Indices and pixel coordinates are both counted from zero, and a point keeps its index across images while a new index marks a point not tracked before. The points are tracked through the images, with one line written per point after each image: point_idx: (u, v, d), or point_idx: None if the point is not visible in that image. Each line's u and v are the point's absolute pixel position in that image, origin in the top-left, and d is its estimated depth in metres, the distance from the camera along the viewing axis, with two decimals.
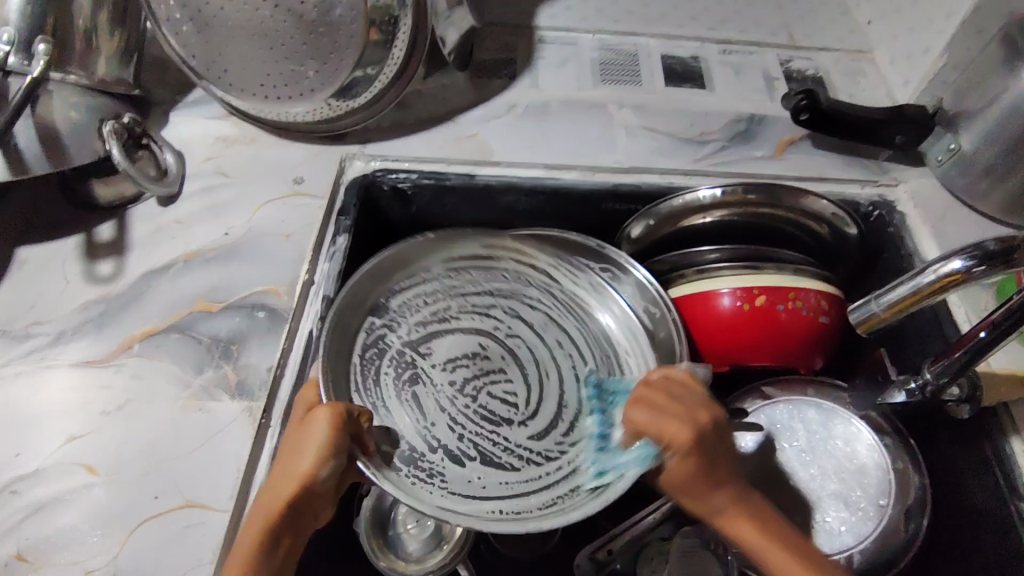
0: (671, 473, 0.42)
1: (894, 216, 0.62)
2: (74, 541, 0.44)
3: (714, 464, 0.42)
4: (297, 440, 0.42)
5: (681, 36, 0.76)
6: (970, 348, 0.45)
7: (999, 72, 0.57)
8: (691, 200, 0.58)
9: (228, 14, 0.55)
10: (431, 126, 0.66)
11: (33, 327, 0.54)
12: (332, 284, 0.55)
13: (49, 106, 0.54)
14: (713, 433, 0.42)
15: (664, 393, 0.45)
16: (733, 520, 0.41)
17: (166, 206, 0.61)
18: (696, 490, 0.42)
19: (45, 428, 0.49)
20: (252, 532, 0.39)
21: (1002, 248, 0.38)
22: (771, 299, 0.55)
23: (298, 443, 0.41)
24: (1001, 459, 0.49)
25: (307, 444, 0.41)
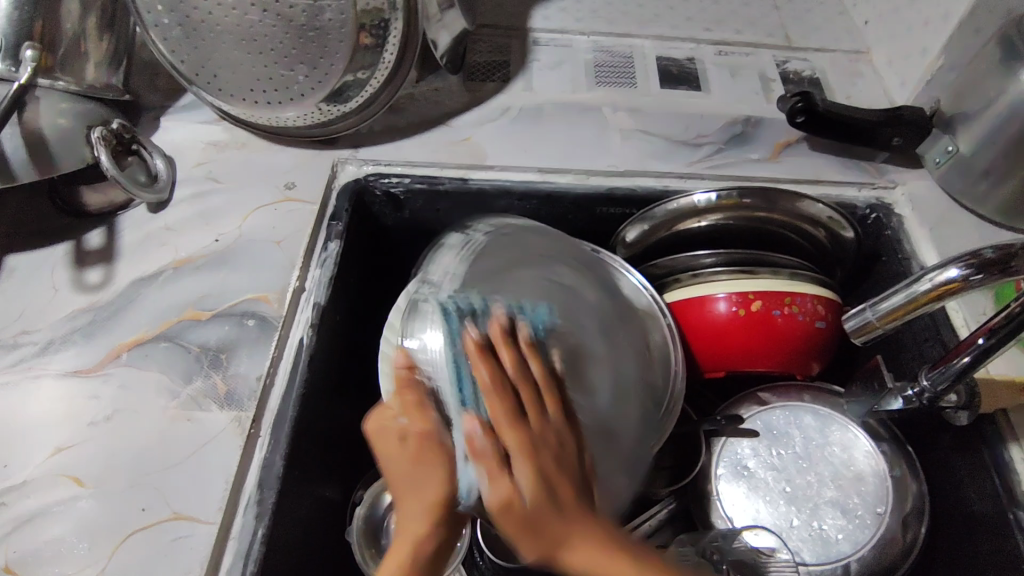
0: (524, 480, 0.38)
1: (891, 219, 0.61)
2: (61, 553, 0.43)
3: (548, 466, 0.39)
4: (405, 471, 0.40)
5: (677, 37, 0.76)
6: (968, 354, 0.44)
7: (997, 73, 0.56)
8: (686, 204, 0.57)
9: (215, 17, 0.54)
10: (424, 130, 0.66)
11: (20, 336, 0.53)
12: (322, 291, 0.54)
13: (37, 113, 0.54)
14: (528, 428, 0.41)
15: (504, 346, 0.44)
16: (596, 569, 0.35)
17: (156, 212, 0.60)
18: (547, 526, 0.36)
19: (33, 438, 0.48)
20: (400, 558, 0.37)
21: (999, 256, 0.37)
22: (767, 304, 0.55)
23: (412, 475, 0.40)
24: (1001, 466, 0.48)
25: (427, 475, 0.40)
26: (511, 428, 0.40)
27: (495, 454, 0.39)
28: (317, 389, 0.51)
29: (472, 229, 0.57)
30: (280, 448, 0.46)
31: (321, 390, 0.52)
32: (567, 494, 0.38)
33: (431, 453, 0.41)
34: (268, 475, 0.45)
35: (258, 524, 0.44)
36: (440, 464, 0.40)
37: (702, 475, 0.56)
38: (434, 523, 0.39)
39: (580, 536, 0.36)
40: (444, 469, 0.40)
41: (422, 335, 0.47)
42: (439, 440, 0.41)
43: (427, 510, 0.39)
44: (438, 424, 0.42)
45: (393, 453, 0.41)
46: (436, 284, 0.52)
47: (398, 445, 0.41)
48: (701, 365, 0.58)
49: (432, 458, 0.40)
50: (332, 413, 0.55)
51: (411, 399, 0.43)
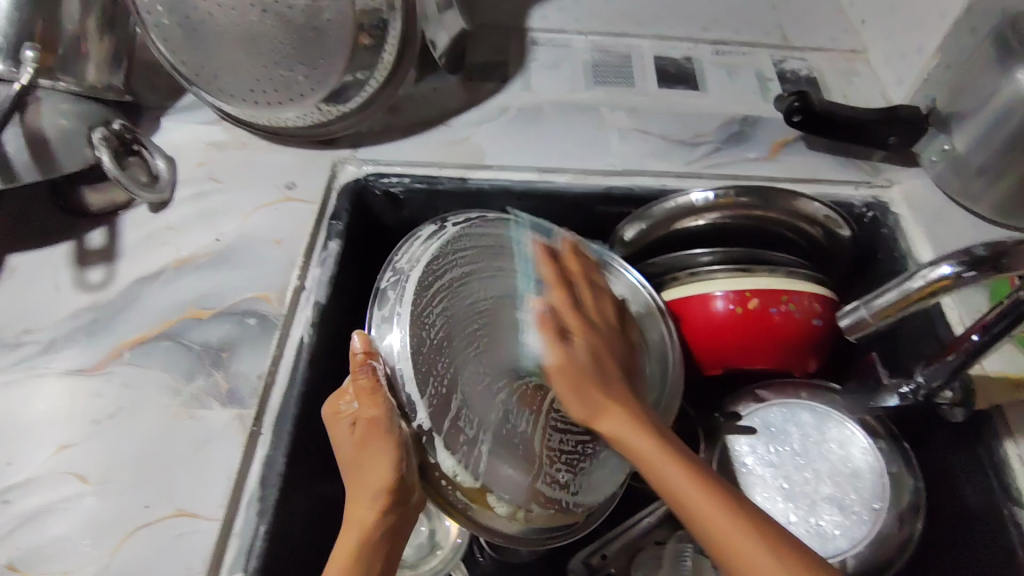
0: (574, 383, 0.44)
1: (888, 218, 0.62)
2: (64, 551, 0.44)
3: (604, 355, 0.46)
4: (356, 458, 0.40)
5: (675, 37, 0.76)
6: (963, 350, 0.45)
7: (992, 72, 0.56)
8: (683, 203, 0.57)
9: (214, 18, 0.54)
10: (423, 130, 0.66)
11: (23, 335, 0.54)
12: (323, 290, 0.55)
13: (38, 113, 0.54)
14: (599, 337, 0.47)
15: (572, 257, 0.50)
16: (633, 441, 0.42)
17: (157, 212, 0.60)
18: (607, 406, 0.43)
19: (36, 436, 0.48)
20: (356, 528, 0.40)
21: (990, 254, 0.38)
22: (763, 302, 0.55)
23: (359, 461, 0.40)
24: (995, 462, 0.48)
25: (373, 466, 0.39)
26: (578, 334, 0.45)
27: (580, 348, 0.45)
28: (317, 388, 0.52)
29: (448, 221, 0.51)
30: (281, 445, 0.47)
31: (321, 389, 0.53)
32: (616, 379, 0.45)
33: (375, 439, 0.39)
34: (270, 472, 0.46)
35: (260, 521, 0.44)
36: (382, 448, 0.39)
37: (700, 472, 0.57)
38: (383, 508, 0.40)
39: (614, 420, 0.43)
40: (384, 455, 0.39)
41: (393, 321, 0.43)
42: (387, 429, 0.39)
43: (375, 495, 0.39)
44: (385, 413, 0.39)
45: (344, 438, 0.41)
46: (403, 271, 0.46)
47: (348, 431, 0.41)
48: (699, 362, 0.59)
49: (375, 445, 0.39)
50: None
51: (365, 385, 0.40)
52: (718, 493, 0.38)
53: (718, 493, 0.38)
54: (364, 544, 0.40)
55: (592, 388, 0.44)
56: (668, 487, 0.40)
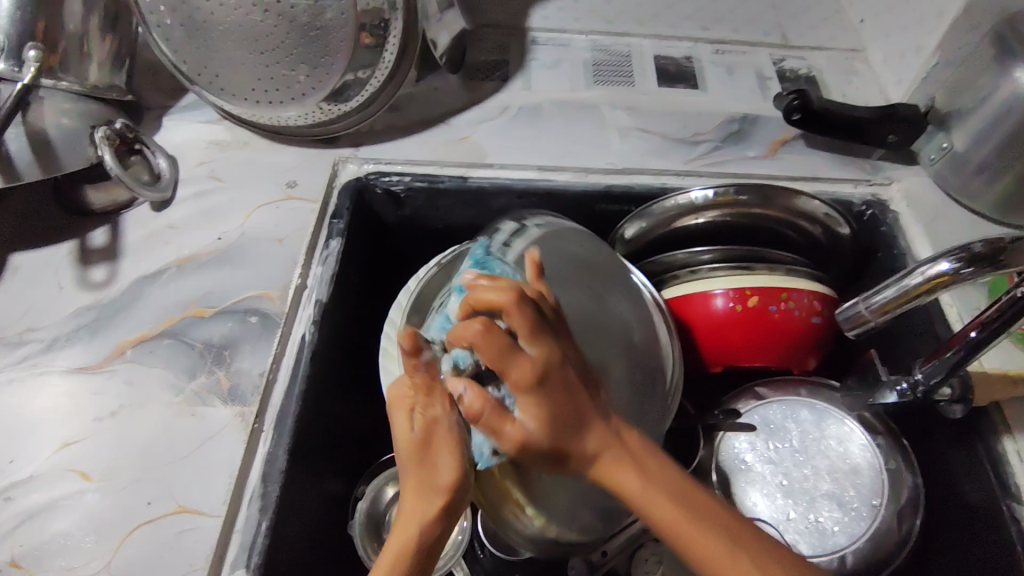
0: (530, 404, 0.35)
1: (886, 215, 0.62)
2: (67, 547, 0.44)
3: (560, 398, 0.35)
4: (413, 455, 0.35)
5: (674, 36, 0.76)
6: (961, 347, 0.45)
7: (991, 69, 0.56)
8: (683, 201, 0.58)
9: (217, 17, 0.54)
10: (423, 129, 0.67)
11: (26, 333, 0.54)
12: (325, 288, 0.55)
13: (41, 113, 0.54)
14: (560, 379, 0.35)
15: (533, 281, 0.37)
16: (603, 462, 0.35)
17: (159, 211, 0.61)
18: (564, 423, 0.35)
19: (39, 434, 0.49)
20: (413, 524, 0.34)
21: (989, 250, 0.38)
22: (763, 299, 0.55)
23: (424, 451, 0.35)
24: (993, 458, 0.49)
25: (440, 460, 0.35)
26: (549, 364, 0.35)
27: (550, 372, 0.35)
28: (319, 385, 0.52)
29: (526, 221, 0.49)
30: (284, 442, 0.47)
31: (323, 386, 0.53)
32: (574, 395, 0.36)
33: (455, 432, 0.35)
34: (272, 469, 0.46)
35: (262, 517, 0.44)
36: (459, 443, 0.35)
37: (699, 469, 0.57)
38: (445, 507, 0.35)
39: (585, 441, 0.35)
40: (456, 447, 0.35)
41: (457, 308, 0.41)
42: (451, 424, 0.35)
43: (438, 496, 0.35)
44: (448, 412, 0.35)
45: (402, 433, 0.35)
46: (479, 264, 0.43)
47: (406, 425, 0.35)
48: (699, 360, 0.59)
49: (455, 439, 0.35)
50: (334, 408, 0.55)
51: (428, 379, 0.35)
52: (694, 511, 0.33)
53: (726, 520, 0.33)
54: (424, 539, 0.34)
55: (582, 407, 0.35)
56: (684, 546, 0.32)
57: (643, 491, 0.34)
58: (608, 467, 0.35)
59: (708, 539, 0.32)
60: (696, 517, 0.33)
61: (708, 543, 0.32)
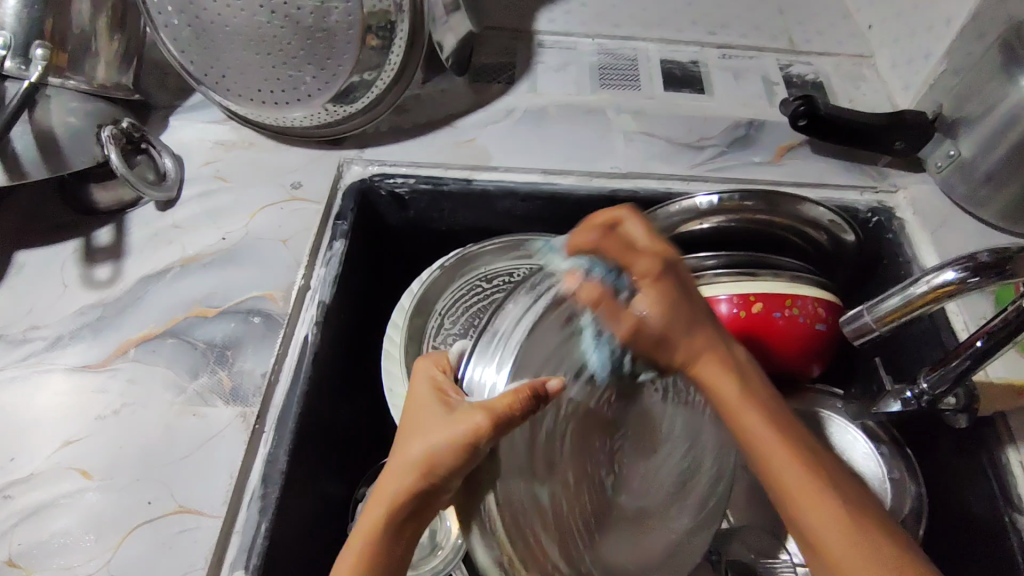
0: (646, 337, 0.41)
1: (893, 222, 0.62)
2: (68, 545, 0.44)
3: (675, 327, 0.40)
4: (418, 431, 0.35)
5: (681, 40, 0.76)
6: (965, 357, 0.45)
7: (1000, 77, 0.56)
8: (687, 207, 0.57)
9: (224, 18, 0.54)
10: (428, 131, 0.67)
11: (30, 331, 0.54)
12: (328, 289, 0.55)
13: (47, 111, 0.55)
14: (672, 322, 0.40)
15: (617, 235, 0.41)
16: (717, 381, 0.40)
17: (164, 210, 0.61)
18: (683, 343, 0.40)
19: (41, 431, 0.49)
20: (383, 500, 0.34)
21: (995, 260, 0.38)
22: (767, 306, 0.55)
23: (419, 429, 0.35)
24: (996, 469, 0.48)
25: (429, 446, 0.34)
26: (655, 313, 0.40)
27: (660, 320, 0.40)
28: (320, 387, 0.52)
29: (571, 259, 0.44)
30: (284, 444, 0.47)
31: (324, 387, 0.53)
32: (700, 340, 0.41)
33: (452, 428, 0.33)
34: (272, 470, 0.46)
35: (262, 518, 0.44)
36: (452, 443, 0.33)
37: None
38: (414, 493, 0.34)
39: (711, 360, 0.41)
40: (444, 441, 0.33)
41: (501, 357, 0.37)
42: (467, 443, 0.33)
43: (412, 478, 0.34)
44: (466, 431, 0.33)
45: (430, 415, 0.35)
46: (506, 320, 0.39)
47: (437, 410, 0.36)
48: None
49: (448, 436, 0.33)
50: (337, 409, 0.55)
51: (489, 404, 0.33)
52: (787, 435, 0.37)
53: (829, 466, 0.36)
54: (390, 521, 0.34)
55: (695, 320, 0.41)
56: (767, 457, 0.36)
57: (762, 437, 0.37)
58: (707, 364, 0.41)
59: (801, 463, 0.35)
60: (795, 449, 0.36)
61: (800, 474, 0.35)
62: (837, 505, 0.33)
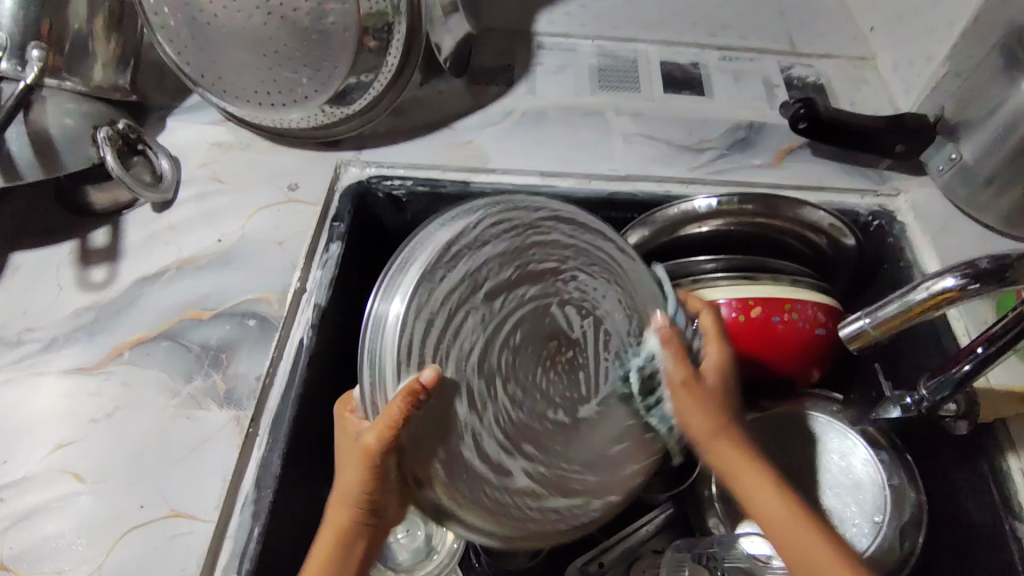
0: (693, 411, 0.42)
1: (894, 227, 0.61)
2: (58, 549, 0.44)
3: (713, 404, 0.42)
4: (340, 466, 0.38)
5: (681, 42, 0.76)
6: (967, 363, 0.44)
7: (1002, 79, 0.55)
8: (686, 209, 0.57)
9: (220, 20, 0.54)
10: (426, 133, 0.66)
11: (25, 333, 0.54)
12: (323, 292, 0.54)
13: (43, 112, 0.54)
14: (711, 393, 0.42)
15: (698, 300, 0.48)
16: (738, 462, 0.41)
17: (160, 211, 0.61)
18: (712, 402, 0.42)
19: (35, 434, 0.49)
20: (326, 539, 0.37)
21: (995, 267, 0.38)
22: (766, 309, 0.54)
23: (339, 465, 0.38)
24: (997, 476, 0.48)
25: (347, 471, 0.37)
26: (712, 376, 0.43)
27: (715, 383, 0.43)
28: (315, 389, 0.52)
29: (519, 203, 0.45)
30: (278, 448, 0.47)
31: (320, 388, 0.53)
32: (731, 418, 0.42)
33: (357, 456, 0.36)
34: (265, 474, 0.46)
35: (255, 523, 0.44)
36: (361, 466, 0.36)
37: (698, 481, 0.57)
38: (355, 520, 0.37)
39: (726, 432, 0.42)
40: (356, 469, 0.36)
41: (401, 291, 0.40)
42: (374, 461, 0.35)
43: (346, 508, 0.37)
44: (365, 454, 0.35)
45: (343, 452, 0.38)
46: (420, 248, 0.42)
47: (348, 442, 0.38)
48: None
49: (359, 467, 0.36)
50: (331, 413, 0.55)
51: (382, 419, 0.35)
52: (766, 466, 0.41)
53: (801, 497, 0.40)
54: (339, 547, 0.37)
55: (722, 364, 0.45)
56: (772, 525, 0.39)
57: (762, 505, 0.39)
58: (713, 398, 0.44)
59: (815, 530, 0.38)
60: (808, 521, 0.38)
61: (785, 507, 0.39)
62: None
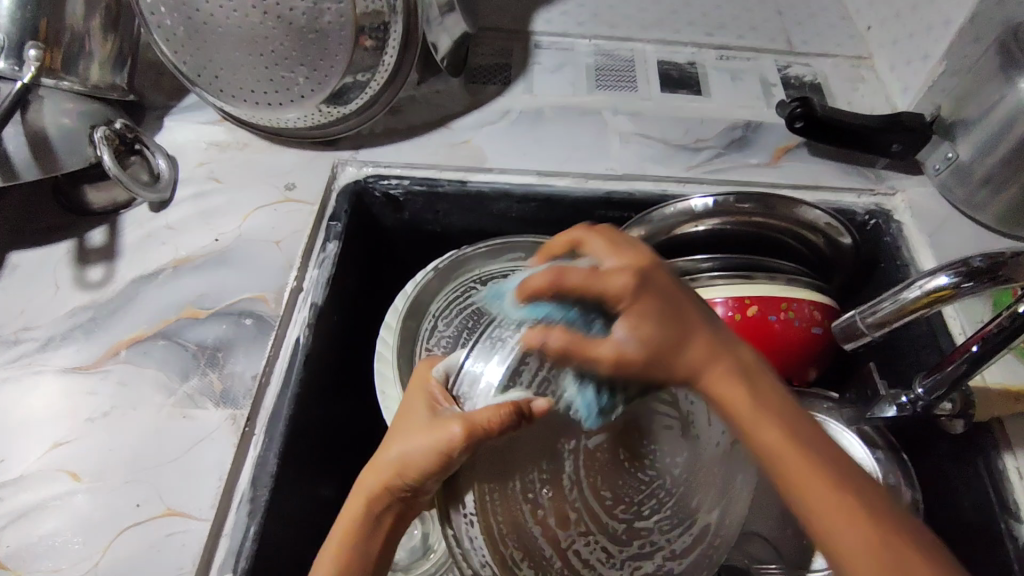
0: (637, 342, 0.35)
1: (889, 226, 0.61)
2: (55, 548, 0.44)
3: (659, 334, 0.35)
4: (406, 428, 0.37)
5: (678, 41, 0.76)
6: (960, 362, 0.44)
7: (998, 78, 0.55)
8: (683, 208, 0.57)
9: (216, 19, 0.54)
10: (424, 132, 0.66)
11: (22, 332, 0.54)
12: (320, 291, 0.54)
13: (40, 112, 0.54)
14: (661, 322, 0.35)
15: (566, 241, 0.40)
16: (716, 384, 0.35)
17: (157, 211, 0.61)
18: (659, 324, 0.35)
19: (31, 433, 0.49)
20: (360, 495, 0.38)
21: (988, 265, 0.38)
22: (763, 308, 0.54)
23: (404, 432, 0.37)
24: (992, 474, 0.48)
25: (412, 444, 0.36)
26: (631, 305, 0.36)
27: (645, 309, 0.35)
28: (312, 387, 0.52)
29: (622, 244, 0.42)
30: (275, 446, 0.47)
31: (317, 387, 0.53)
32: (696, 339, 0.36)
33: (431, 439, 0.35)
34: (262, 473, 0.46)
35: (251, 522, 0.44)
36: (427, 451, 0.35)
37: None
38: (393, 488, 0.37)
39: (695, 352, 0.36)
40: (423, 450, 0.35)
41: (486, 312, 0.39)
42: (446, 455, 0.34)
43: (391, 473, 0.37)
44: (442, 441, 0.34)
45: (416, 418, 0.37)
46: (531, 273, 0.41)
47: (425, 410, 0.37)
48: None
49: (427, 451, 0.35)
50: (329, 411, 0.55)
51: (470, 419, 0.34)
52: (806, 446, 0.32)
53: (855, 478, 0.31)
54: (365, 515, 0.37)
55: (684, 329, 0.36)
56: (769, 456, 0.33)
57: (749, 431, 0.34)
58: (715, 375, 0.35)
59: (809, 462, 0.32)
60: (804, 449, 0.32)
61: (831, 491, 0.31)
62: (862, 516, 0.30)
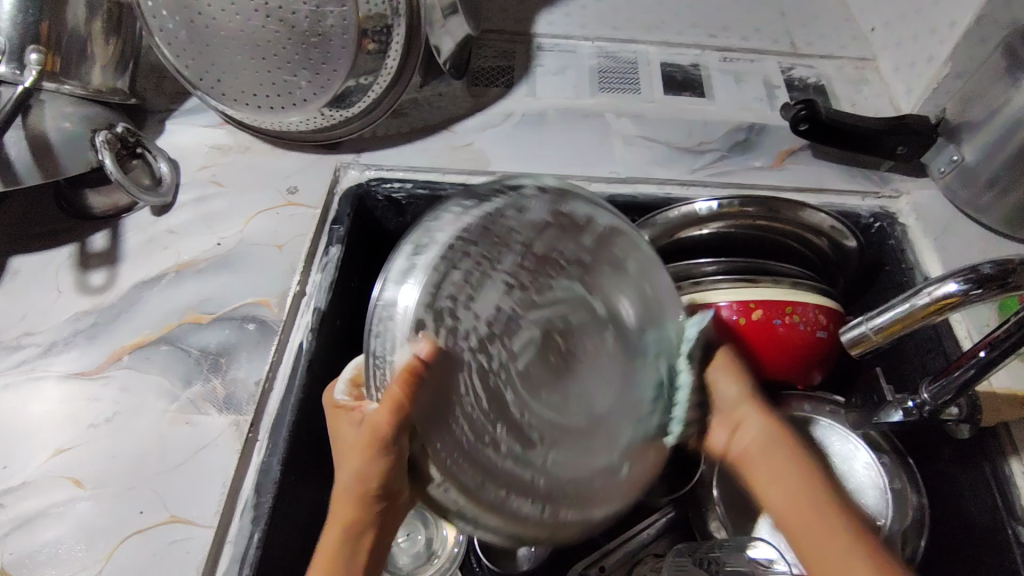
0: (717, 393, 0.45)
1: (895, 229, 0.60)
2: (58, 556, 0.44)
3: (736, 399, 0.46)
4: (346, 449, 0.39)
5: (681, 43, 0.76)
6: (968, 367, 0.44)
7: (1004, 81, 0.55)
8: (688, 212, 0.56)
9: (218, 22, 0.54)
10: (426, 135, 0.66)
11: (24, 338, 0.54)
12: (322, 296, 0.54)
13: (42, 116, 0.54)
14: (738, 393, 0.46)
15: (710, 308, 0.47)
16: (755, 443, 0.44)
17: (159, 215, 0.61)
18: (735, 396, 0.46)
19: (34, 440, 0.48)
20: (334, 522, 0.38)
21: (997, 273, 0.38)
22: (768, 312, 0.54)
23: (345, 454, 0.39)
24: (1000, 481, 0.47)
25: (352, 452, 0.37)
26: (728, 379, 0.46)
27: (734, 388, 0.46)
28: (315, 393, 0.51)
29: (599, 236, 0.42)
30: (277, 453, 0.46)
31: (320, 391, 0.52)
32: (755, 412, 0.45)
33: (361, 438, 0.36)
34: (265, 480, 0.45)
35: (254, 528, 0.44)
36: (363, 451, 0.36)
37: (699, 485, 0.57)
38: (363, 506, 0.38)
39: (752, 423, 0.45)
40: (360, 451, 0.37)
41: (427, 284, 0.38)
42: (379, 443, 0.36)
43: (351, 493, 0.38)
44: (370, 431, 0.36)
45: (349, 435, 0.39)
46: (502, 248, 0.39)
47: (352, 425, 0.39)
48: None
49: (364, 448, 0.36)
50: None
51: (388, 395, 0.35)
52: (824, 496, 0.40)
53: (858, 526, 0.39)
54: (348, 536, 0.38)
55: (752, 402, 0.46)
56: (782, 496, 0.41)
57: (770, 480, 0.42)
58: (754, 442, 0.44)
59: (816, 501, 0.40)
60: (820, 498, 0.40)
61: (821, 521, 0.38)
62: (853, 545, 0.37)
